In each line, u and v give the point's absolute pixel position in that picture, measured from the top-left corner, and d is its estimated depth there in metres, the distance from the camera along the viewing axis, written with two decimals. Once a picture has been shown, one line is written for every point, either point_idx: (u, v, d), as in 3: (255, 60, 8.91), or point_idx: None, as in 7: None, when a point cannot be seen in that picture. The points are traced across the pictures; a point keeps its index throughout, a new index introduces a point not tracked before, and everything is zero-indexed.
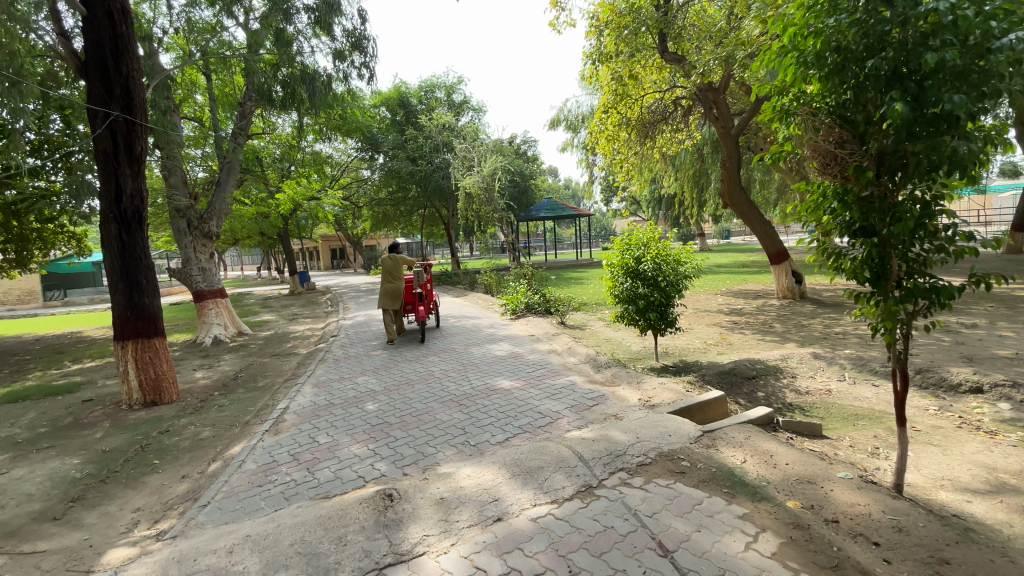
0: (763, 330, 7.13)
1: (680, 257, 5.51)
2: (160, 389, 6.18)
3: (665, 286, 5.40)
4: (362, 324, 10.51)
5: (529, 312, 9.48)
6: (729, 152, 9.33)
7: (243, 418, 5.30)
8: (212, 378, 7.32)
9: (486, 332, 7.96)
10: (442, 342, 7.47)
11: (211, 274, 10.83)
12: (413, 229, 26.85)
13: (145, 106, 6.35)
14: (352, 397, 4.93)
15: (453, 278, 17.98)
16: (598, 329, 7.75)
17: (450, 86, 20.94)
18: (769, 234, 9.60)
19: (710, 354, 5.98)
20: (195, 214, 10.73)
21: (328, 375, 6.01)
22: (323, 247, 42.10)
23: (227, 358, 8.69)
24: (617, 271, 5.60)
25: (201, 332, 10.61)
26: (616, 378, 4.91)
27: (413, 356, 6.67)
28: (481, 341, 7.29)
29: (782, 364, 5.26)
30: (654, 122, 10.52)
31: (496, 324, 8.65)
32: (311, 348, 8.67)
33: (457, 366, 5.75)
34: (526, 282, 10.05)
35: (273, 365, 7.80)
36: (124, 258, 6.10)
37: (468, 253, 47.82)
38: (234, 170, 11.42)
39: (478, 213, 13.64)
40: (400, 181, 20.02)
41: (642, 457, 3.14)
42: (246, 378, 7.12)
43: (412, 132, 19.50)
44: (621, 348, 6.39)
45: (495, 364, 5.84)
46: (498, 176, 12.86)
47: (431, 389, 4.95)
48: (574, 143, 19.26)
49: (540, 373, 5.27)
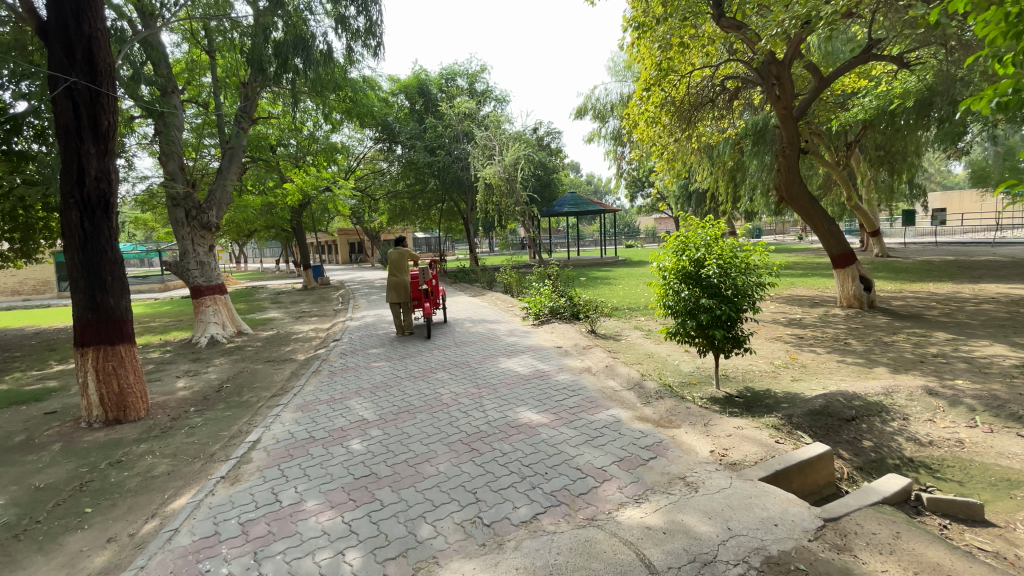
0: (838, 349, 5.92)
1: (750, 261, 4.37)
2: (124, 405, 5.31)
3: (733, 296, 4.28)
4: (370, 325, 9.57)
5: (553, 318, 8.40)
6: (788, 138, 8.05)
7: (210, 449, 4.33)
8: (194, 388, 6.43)
9: (506, 340, 6.94)
10: (455, 350, 6.46)
11: (210, 269, 10.00)
12: (431, 223, 25.87)
13: (114, 74, 5.41)
14: (337, 431, 3.92)
15: (471, 276, 16.99)
16: (636, 341, 6.64)
17: (472, 73, 19.80)
18: (834, 233, 8.32)
19: (782, 382, 4.83)
20: (194, 201, 9.91)
21: (317, 395, 5.04)
22: (340, 240, 41.58)
23: (217, 362, 7.81)
24: (671, 277, 4.51)
25: (197, 331, 9.75)
26: (673, 416, 3.82)
27: (421, 369, 5.68)
28: (499, 352, 6.24)
29: (886, 402, 4.10)
30: (700, 104, 9.34)
31: (517, 331, 7.59)
32: (311, 353, 7.75)
33: (471, 388, 4.71)
34: (551, 284, 8.95)
35: (264, 373, 6.88)
36: (86, 251, 5.19)
37: (487, 250, 46.92)
38: (236, 157, 10.58)
39: (498, 207, 12.55)
40: (418, 173, 19.08)
41: (743, 568, 2.07)
42: (231, 390, 6.19)
43: (431, 121, 18.46)
44: (669, 368, 5.29)
45: (517, 385, 4.80)
46: (522, 165, 11.75)
47: (436, 421, 3.92)
48: (602, 134, 18.05)
49: (574, 404, 4.19)
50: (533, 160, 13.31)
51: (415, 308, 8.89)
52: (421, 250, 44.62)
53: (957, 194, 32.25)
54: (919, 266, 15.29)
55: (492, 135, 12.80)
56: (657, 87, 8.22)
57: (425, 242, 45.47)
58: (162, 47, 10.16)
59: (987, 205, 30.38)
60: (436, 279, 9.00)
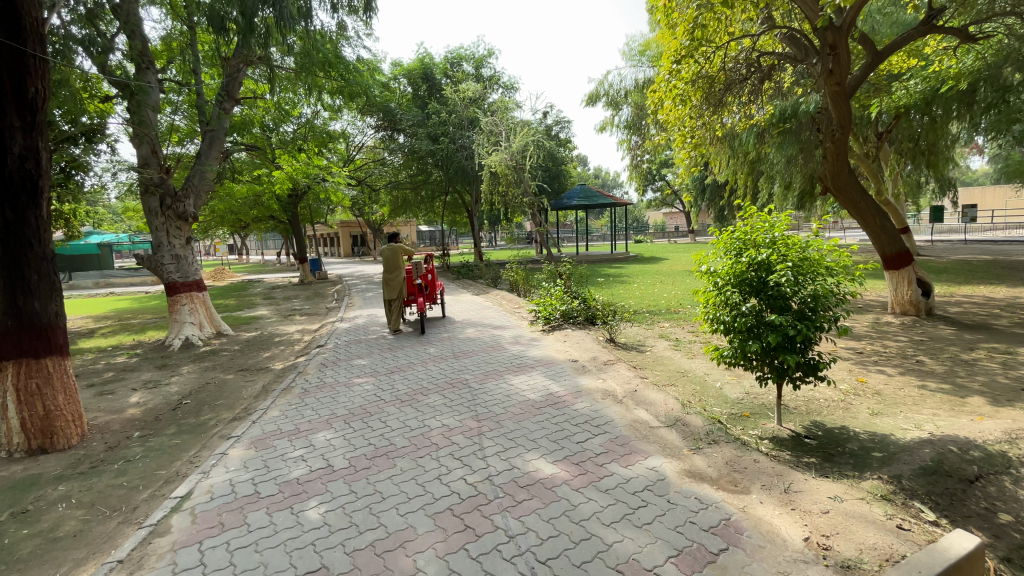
0: (912, 371, 4.93)
1: (830, 263, 3.39)
2: (52, 430, 4.37)
3: (809, 310, 3.30)
4: (361, 328, 8.62)
5: (566, 323, 7.41)
6: (839, 119, 7.00)
7: (135, 498, 3.39)
8: (147, 404, 5.48)
9: (513, 351, 5.97)
10: (452, 362, 5.50)
11: (187, 264, 9.09)
12: (433, 216, 24.88)
13: (41, 29, 4.28)
14: (290, 486, 2.98)
15: (475, 272, 15.96)
16: (665, 355, 5.65)
17: (479, 58, 18.75)
18: (887, 229, 7.35)
19: (860, 418, 3.86)
20: (170, 189, 9.00)
21: (280, 423, 4.09)
22: (343, 233, 40.75)
23: (184, 370, 6.89)
24: (727, 285, 3.53)
25: (172, 333, 8.81)
26: (736, 474, 2.85)
27: (411, 387, 4.73)
28: (504, 367, 5.26)
29: (1012, 453, 3.11)
30: (732, 84, 8.38)
31: (525, 339, 6.60)
32: (289, 361, 6.81)
33: (468, 420, 3.76)
34: (563, 284, 7.98)
35: (232, 387, 5.92)
36: (8, 245, 4.20)
37: (492, 244, 45.93)
38: (217, 141, 9.65)
39: (504, 198, 11.48)
40: (420, 162, 18.07)
41: None
42: (188, 409, 5.25)
43: (434, 107, 17.42)
44: (713, 395, 4.30)
45: (526, 416, 3.83)
46: (530, 152, 10.72)
47: (419, 475, 2.97)
48: (616, 122, 16.97)
49: (600, 448, 3.22)
50: (543, 147, 12.25)
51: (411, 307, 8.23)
52: (424, 243, 43.64)
53: (987, 191, 30.83)
54: (956, 266, 14.20)
55: (498, 118, 11.75)
56: (688, 60, 7.24)
57: (429, 236, 44.51)
58: (139, 16, 9.17)
59: (1014, 201, 29.09)
60: (430, 275, 8.52)
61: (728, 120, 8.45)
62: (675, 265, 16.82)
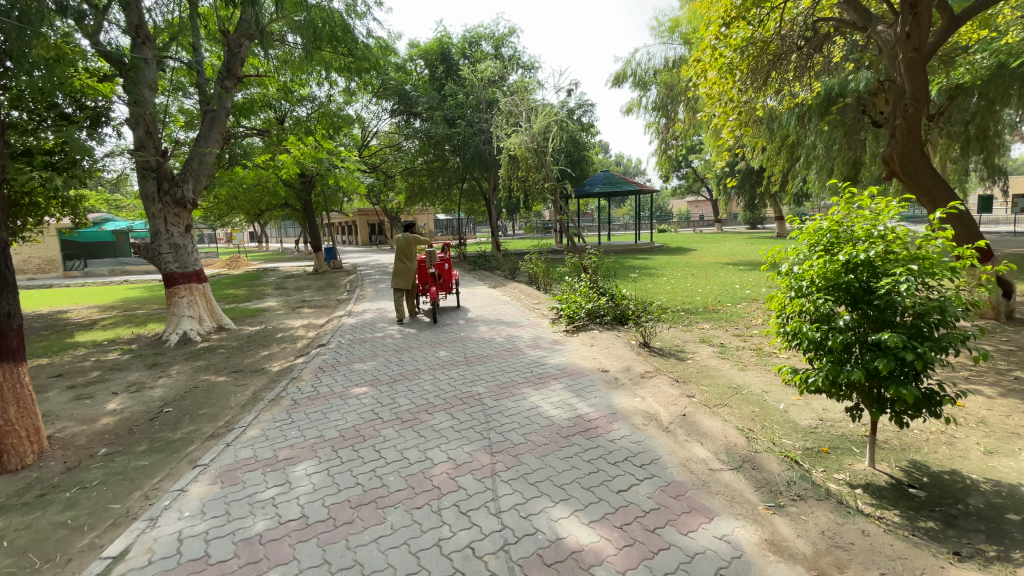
0: (1017, 392, 4.05)
1: (956, 258, 2.56)
2: (2, 448, 3.82)
3: (927, 324, 2.49)
4: (367, 324, 7.99)
5: (591, 323, 6.63)
6: (913, 91, 6.11)
7: (73, 546, 2.80)
8: (125, 412, 4.93)
9: (532, 356, 5.25)
10: (463, 370, 4.79)
11: (185, 253, 8.56)
12: (450, 204, 24.17)
13: None
14: (249, 549, 2.31)
15: (492, 263, 15.22)
16: (711, 367, 4.85)
17: (498, 37, 17.87)
18: (964, 220, 6.49)
19: (973, 459, 3.04)
20: (168, 173, 8.49)
21: (257, 447, 3.44)
22: (361, 221, 40.45)
23: (175, 369, 6.35)
24: (813, 290, 2.74)
25: (169, 327, 8.30)
26: (839, 553, 2.10)
27: (414, 401, 4.04)
28: (521, 375, 4.53)
29: None
30: (783, 55, 7.44)
31: (546, 341, 5.85)
32: (286, 362, 6.19)
33: (479, 453, 3.04)
34: (588, 278, 7.20)
35: (220, 393, 5.32)
36: None
37: (511, 233, 45.15)
38: (218, 122, 9.10)
39: (523, 183, 10.66)
40: (436, 146, 17.35)
41: None
42: (166, 420, 4.67)
43: (450, 88, 16.66)
44: (778, 423, 3.53)
45: (552, 447, 3.10)
46: (553, 133, 9.89)
47: (414, 540, 2.27)
48: (642, 103, 16.01)
49: (650, 502, 2.49)
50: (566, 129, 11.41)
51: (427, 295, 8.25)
52: (442, 232, 43.04)
53: None
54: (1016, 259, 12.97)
55: (518, 98, 10.91)
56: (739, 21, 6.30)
57: (446, 225, 43.86)
58: None
59: None
60: (447, 264, 8.58)
61: (785, 99, 7.41)
62: (704, 256, 15.84)
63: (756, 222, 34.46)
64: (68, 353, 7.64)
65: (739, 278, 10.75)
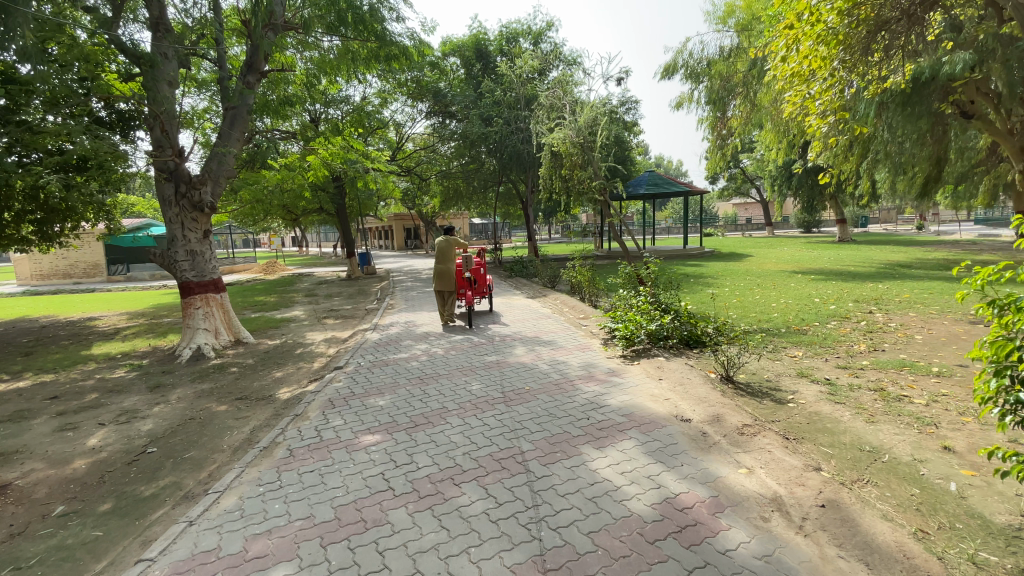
0: None
1: None
2: None
3: None
4: (394, 339, 7.16)
5: (653, 347, 5.54)
6: None
7: None
8: (104, 452, 4.17)
9: (587, 391, 4.24)
10: (500, 411, 3.81)
11: (203, 261, 7.94)
12: (486, 208, 23.35)
13: None
14: None
15: (529, 270, 14.22)
16: (825, 420, 3.68)
17: (536, 31, 16.92)
18: None
19: None
20: (185, 174, 7.88)
21: (224, 533, 2.53)
22: (396, 226, 40.36)
23: (176, 393, 5.63)
24: None
25: (183, 341, 7.65)
26: None
27: (440, 461, 3.07)
28: (576, 424, 3.51)
29: None
30: (886, 23, 6.49)
31: (601, 371, 4.80)
32: (297, 389, 5.36)
33: (527, 573, 2.04)
34: (646, 293, 6.14)
35: (215, 428, 4.51)
36: None
37: (547, 238, 44.08)
38: (239, 120, 8.47)
39: (565, 183, 9.56)
40: (472, 147, 16.54)
41: None
42: (145, 466, 3.87)
43: (487, 85, 15.82)
44: (963, 522, 2.42)
45: (639, 563, 2.07)
46: (601, 126, 8.82)
47: None
48: (694, 97, 14.73)
49: None
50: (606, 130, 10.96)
51: (462, 298, 8.25)
52: (477, 236, 42.40)
53: None
54: None
55: (561, 90, 9.84)
56: None
57: (482, 230, 43.15)
58: None
59: None
60: (482, 269, 8.32)
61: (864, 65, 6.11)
62: (765, 262, 14.40)
63: (810, 224, 32.28)
64: (75, 369, 7.08)
65: (814, 289, 9.40)
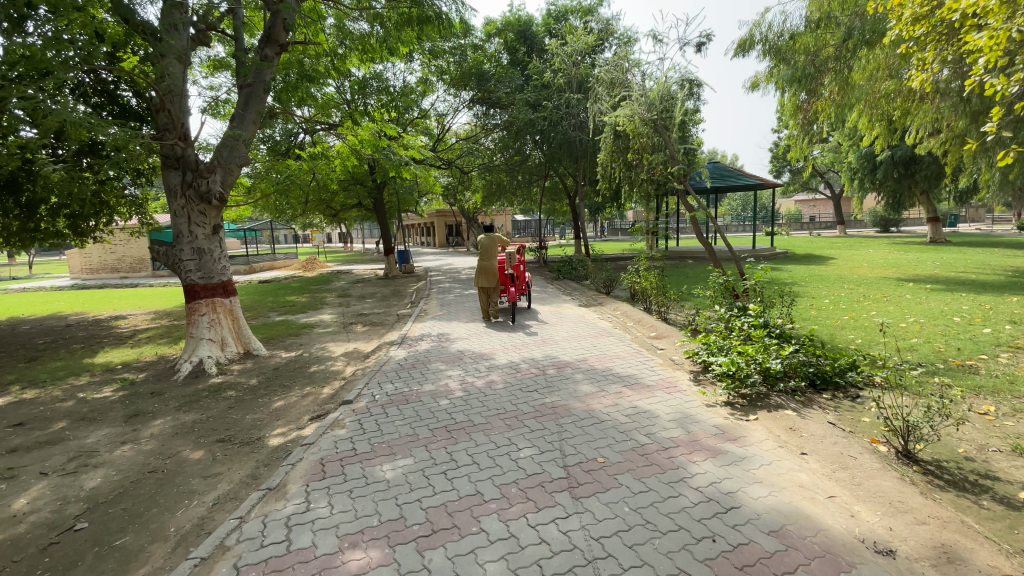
0: None
1: None
2: None
3: None
4: (422, 359, 5.88)
5: (770, 391, 4.00)
6: None
7: None
8: (17, 527, 3.02)
9: (692, 472, 2.77)
10: (565, 513, 2.42)
11: (210, 259, 6.94)
12: (531, 204, 21.99)
13: None
14: None
15: (580, 272, 12.68)
16: None
17: (588, 8, 15.39)
18: None
19: None
20: (193, 162, 6.89)
21: None
22: (438, 222, 39.73)
23: (154, 426, 4.53)
24: None
25: (185, 353, 6.67)
26: None
27: None
28: (696, 556, 2.09)
29: None
30: None
31: (704, 433, 3.31)
32: (292, 431, 4.13)
33: None
34: (750, 311, 4.59)
35: (173, 491, 3.33)
36: None
37: (594, 236, 42.29)
38: (256, 99, 7.40)
39: (628, 172, 8.05)
40: (517, 136, 15.23)
41: None
42: (56, 559, 2.69)
43: (536, 67, 14.45)
44: None
45: None
46: (674, 101, 7.28)
47: None
48: (771, 75, 12.86)
49: None
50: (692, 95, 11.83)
51: (504, 296, 7.16)
52: (521, 233, 41.20)
53: None
54: None
55: (622, 62, 8.35)
56: None
57: (525, 226, 41.94)
58: None
59: None
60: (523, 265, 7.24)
61: None
62: (857, 267, 12.23)
63: (888, 222, 29.17)
64: (65, 383, 6.16)
65: (944, 303, 7.51)
